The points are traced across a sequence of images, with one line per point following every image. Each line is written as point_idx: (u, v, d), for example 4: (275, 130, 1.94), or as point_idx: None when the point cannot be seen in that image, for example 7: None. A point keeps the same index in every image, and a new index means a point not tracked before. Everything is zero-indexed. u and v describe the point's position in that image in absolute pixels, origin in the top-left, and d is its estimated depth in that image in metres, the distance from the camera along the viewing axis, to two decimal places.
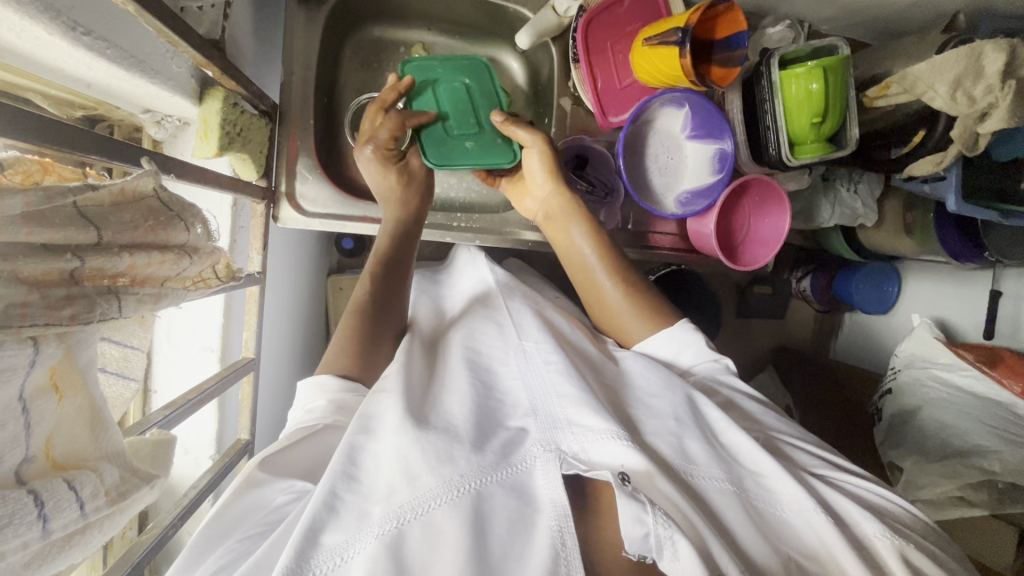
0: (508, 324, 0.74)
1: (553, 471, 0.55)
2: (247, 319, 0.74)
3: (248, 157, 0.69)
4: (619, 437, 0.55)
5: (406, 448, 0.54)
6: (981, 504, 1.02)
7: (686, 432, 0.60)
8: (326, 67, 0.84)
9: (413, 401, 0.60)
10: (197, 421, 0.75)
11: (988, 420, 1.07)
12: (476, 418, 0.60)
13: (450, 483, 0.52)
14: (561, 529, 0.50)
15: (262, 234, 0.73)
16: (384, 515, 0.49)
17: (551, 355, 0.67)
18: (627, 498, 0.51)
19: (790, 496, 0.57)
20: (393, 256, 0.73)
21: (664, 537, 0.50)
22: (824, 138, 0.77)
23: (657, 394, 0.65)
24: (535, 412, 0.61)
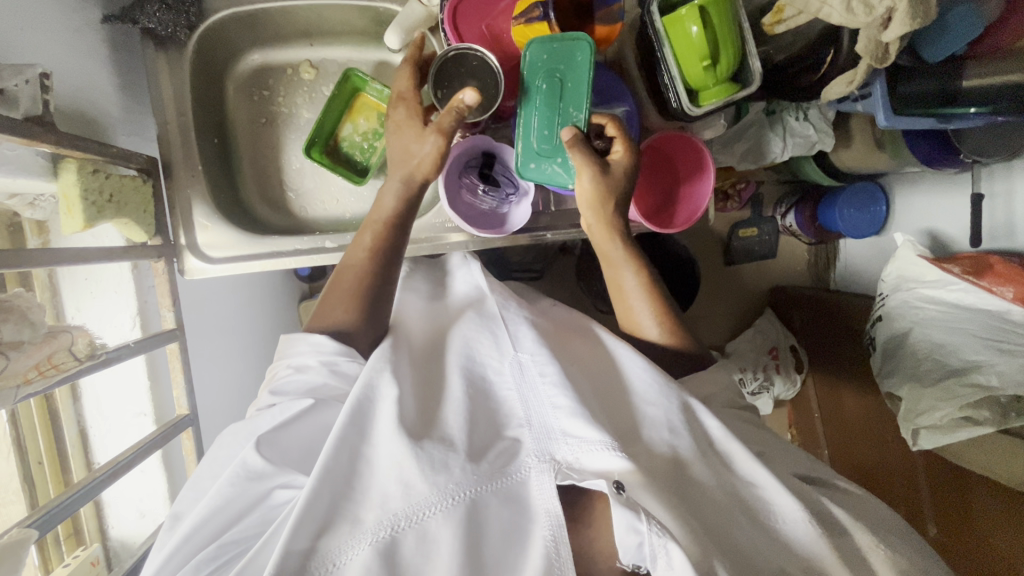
0: (504, 335, 0.70)
1: (547, 482, 0.56)
2: (173, 376, 0.74)
3: (129, 220, 0.68)
4: (614, 449, 0.57)
5: (400, 458, 0.55)
6: (987, 422, 0.94)
7: (680, 441, 0.61)
8: (208, 108, 0.81)
9: (409, 412, 0.60)
10: (149, 483, 0.76)
11: (981, 332, 1.00)
12: (470, 429, 0.60)
13: (445, 492, 0.53)
14: (555, 538, 0.52)
15: (168, 290, 0.73)
16: (378, 521, 0.52)
17: (545, 368, 0.65)
18: (623, 509, 0.52)
19: (784, 506, 0.59)
20: (393, 237, 0.71)
21: (658, 546, 0.51)
22: (727, 77, 0.72)
23: (651, 401, 0.63)
24: (529, 420, 0.61)
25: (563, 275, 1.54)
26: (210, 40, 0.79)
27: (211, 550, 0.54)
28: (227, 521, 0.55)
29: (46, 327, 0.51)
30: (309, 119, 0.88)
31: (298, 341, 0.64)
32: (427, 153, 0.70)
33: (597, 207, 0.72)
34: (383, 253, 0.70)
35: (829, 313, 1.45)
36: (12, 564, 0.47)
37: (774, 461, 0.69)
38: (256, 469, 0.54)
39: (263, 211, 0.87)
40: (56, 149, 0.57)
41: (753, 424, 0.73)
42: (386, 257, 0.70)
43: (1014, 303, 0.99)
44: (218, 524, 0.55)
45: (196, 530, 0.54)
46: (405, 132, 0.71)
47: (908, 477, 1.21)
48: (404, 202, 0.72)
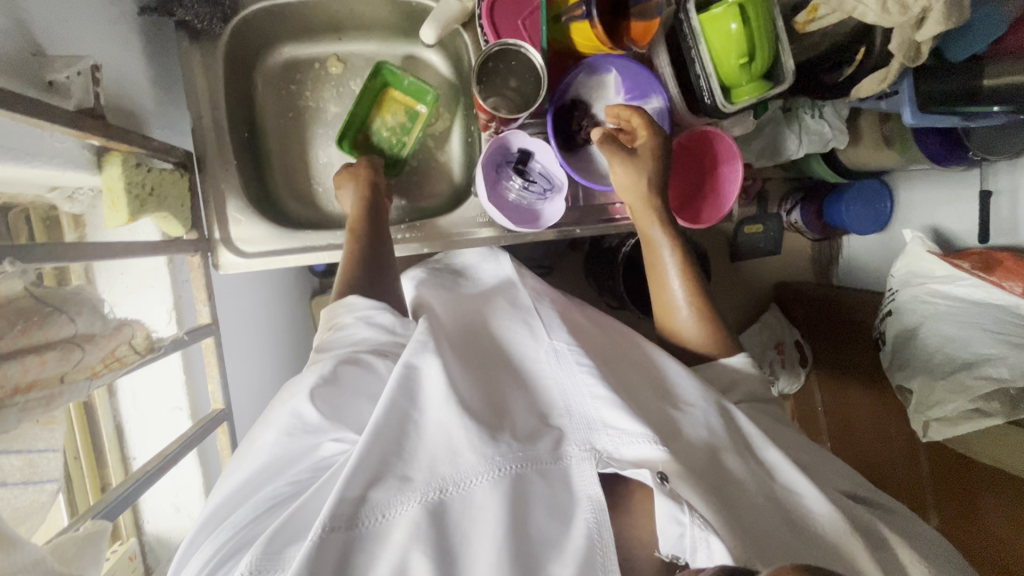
0: (539, 326, 0.70)
1: (588, 470, 0.56)
2: (209, 370, 0.74)
3: (169, 213, 0.68)
4: (654, 441, 0.57)
5: (451, 425, 0.55)
6: (997, 413, 0.97)
7: (721, 445, 0.63)
8: (238, 101, 0.81)
9: (459, 384, 0.60)
10: (183, 477, 0.76)
11: (992, 326, 1.03)
12: (515, 411, 0.60)
13: (492, 462, 0.53)
14: (597, 522, 0.52)
15: (204, 284, 0.73)
16: (429, 481, 0.52)
17: (583, 358, 0.65)
18: (665, 499, 0.51)
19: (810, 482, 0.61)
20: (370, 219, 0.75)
21: (699, 538, 0.50)
22: (760, 75, 0.73)
23: (690, 404, 0.66)
24: (571, 411, 0.60)
25: (572, 270, 1.56)
26: (243, 33, 0.79)
27: (269, 492, 0.54)
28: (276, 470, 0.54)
29: (113, 318, 0.51)
30: (337, 114, 0.88)
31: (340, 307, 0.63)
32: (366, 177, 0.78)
33: (646, 214, 0.75)
34: (375, 253, 0.71)
35: (834, 309, 1.47)
36: (92, 557, 0.47)
37: (810, 466, 0.69)
38: (308, 421, 0.53)
39: (291, 206, 0.87)
40: (104, 142, 0.57)
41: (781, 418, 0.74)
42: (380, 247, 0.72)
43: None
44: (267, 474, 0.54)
45: (254, 475, 0.54)
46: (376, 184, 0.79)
47: (913, 470, 1.23)
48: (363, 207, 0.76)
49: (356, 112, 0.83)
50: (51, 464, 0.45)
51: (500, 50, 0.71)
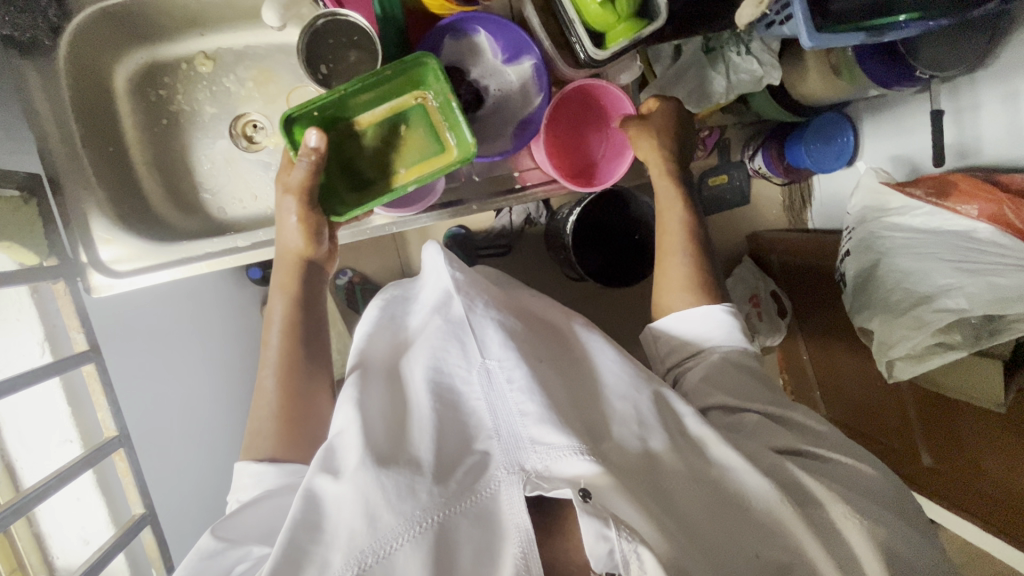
0: (472, 339, 0.65)
1: (517, 496, 0.53)
2: (96, 400, 0.71)
3: (13, 241, 0.64)
4: (580, 452, 0.55)
5: (367, 488, 0.52)
6: (961, 345, 0.89)
7: (650, 433, 0.60)
8: (93, 116, 0.77)
9: (375, 442, 0.57)
10: (91, 509, 0.74)
11: (948, 255, 0.93)
12: (437, 447, 0.57)
13: (412, 520, 0.51)
14: (524, 555, 0.49)
15: (75, 310, 0.69)
16: (344, 562, 0.49)
17: (514, 372, 0.62)
18: (589, 517, 0.49)
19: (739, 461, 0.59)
20: (308, 310, 0.69)
21: (629, 551, 0.49)
22: (632, 14, 0.67)
23: (623, 395, 0.64)
24: (499, 433, 0.58)
25: (533, 248, 1.38)
26: (81, 41, 0.74)
27: None
28: None
29: None
30: (212, 114, 0.83)
31: (240, 475, 0.60)
32: (295, 232, 0.67)
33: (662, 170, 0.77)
34: (311, 359, 0.68)
35: (806, 253, 1.35)
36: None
37: (751, 430, 0.66)
38: (209, 548, 0.54)
39: (173, 217, 0.82)
40: None
41: (711, 384, 0.69)
42: (319, 352, 0.69)
43: (979, 221, 0.91)
44: None
45: None
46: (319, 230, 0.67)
47: (906, 414, 1.13)
48: (298, 295, 0.69)
49: (334, 101, 0.64)
50: None
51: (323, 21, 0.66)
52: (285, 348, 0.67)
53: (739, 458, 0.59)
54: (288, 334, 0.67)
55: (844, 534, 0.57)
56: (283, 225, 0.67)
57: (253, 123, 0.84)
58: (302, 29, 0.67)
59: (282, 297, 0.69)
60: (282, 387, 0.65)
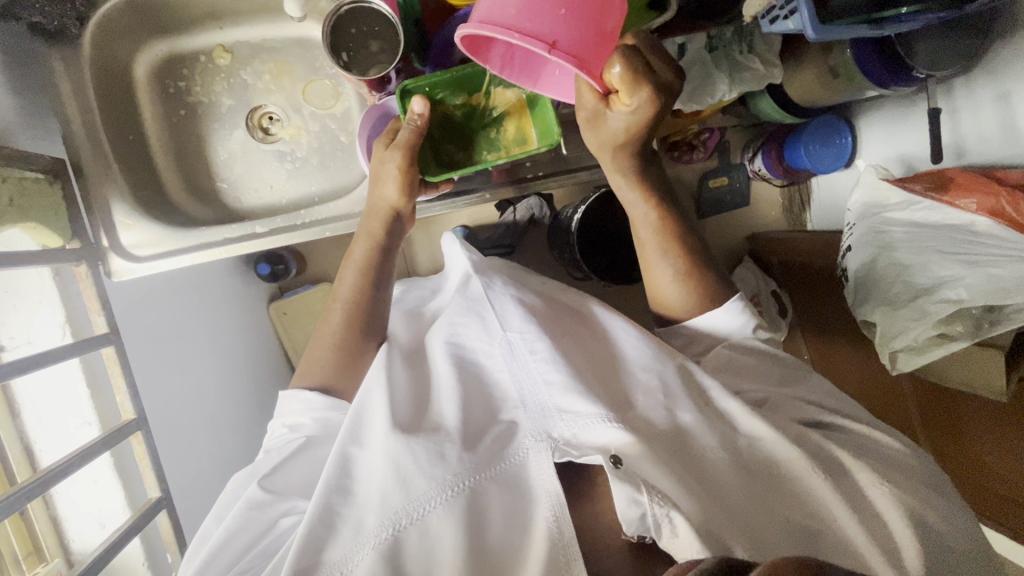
0: (490, 315, 0.69)
1: (545, 462, 0.56)
2: (114, 381, 0.72)
3: (38, 223, 0.65)
4: (609, 420, 0.57)
5: (396, 455, 0.56)
6: (962, 336, 0.90)
7: (676, 403, 0.61)
8: (116, 106, 0.79)
9: (400, 415, 0.62)
10: (106, 492, 0.75)
11: (944, 248, 0.95)
12: (463, 416, 0.60)
13: (443, 485, 0.55)
14: (556, 519, 0.53)
15: (96, 293, 0.70)
16: (379, 523, 0.53)
17: (536, 344, 0.64)
18: (622, 483, 0.53)
19: (764, 431, 0.61)
20: (380, 266, 0.73)
21: (661, 515, 0.53)
22: (645, 6, 0.69)
23: (645, 367, 0.65)
24: (525, 401, 0.61)
25: (537, 246, 1.41)
26: (105, 33, 0.76)
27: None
28: (238, 551, 0.60)
29: None
30: (230, 106, 0.85)
31: (291, 401, 0.68)
32: (388, 188, 0.70)
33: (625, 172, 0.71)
34: (374, 306, 0.72)
35: (807, 252, 1.37)
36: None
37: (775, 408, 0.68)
38: (257, 499, 0.61)
39: (191, 205, 0.84)
40: None
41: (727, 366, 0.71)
42: (381, 305, 0.73)
43: (977, 215, 0.92)
44: (232, 554, 0.60)
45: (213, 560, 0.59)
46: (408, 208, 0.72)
47: (905, 408, 1.15)
48: (375, 245, 0.73)
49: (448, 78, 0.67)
50: None
51: (350, 9, 0.69)
52: (355, 289, 0.72)
53: (753, 431, 0.61)
54: (360, 280, 0.72)
55: (865, 505, 0.58)
56: (376, 179, 0.70)
57: (269, 115, 0.85)
58: (327, 17, 0.70)
59: (365, 245, 0.73)
60: (345, 325, 0.70)
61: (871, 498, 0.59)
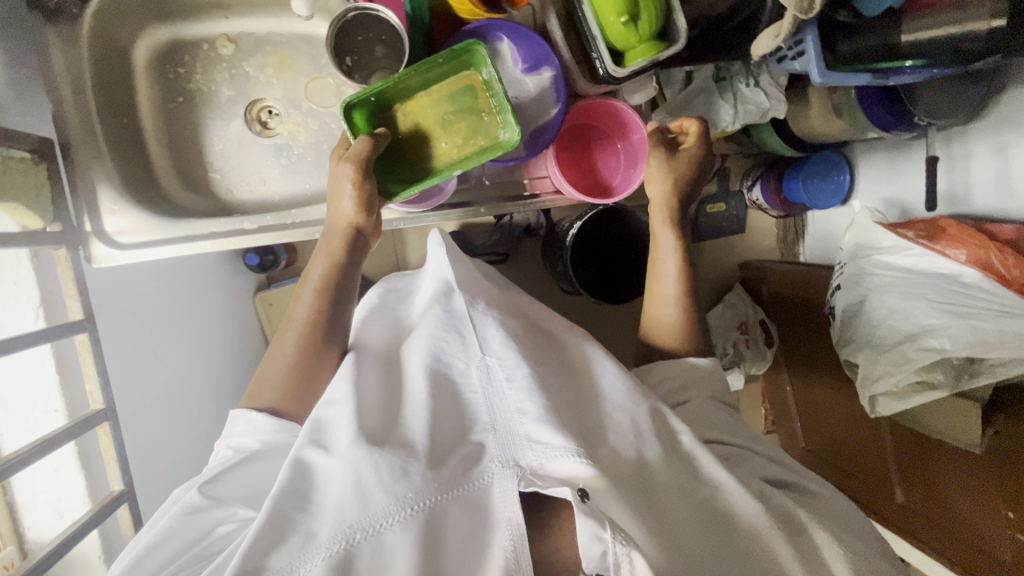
0: (471, 333, 0.69)
1: (509, 489, 0.54)
2: (85, 370, 0.70)
3: (19, 203, 0.64)
4: (577, 454, 0.56)
5: (359, 466, 0.54)
6: (942, 385, 0.90)
7: (646, 445, 0.61)
8: (113, 89, 0.77)
9: (369, 424, 0.59)
10: (67, 482, 0.73)
11: (932, 296, 0.95)
12: (432, 434, 0.59)
13: (403, 501, 0.52)
14: (515, 548, 0.51)
15: (74, 279, 0.69)
16: (333, 535, 0.50)
17: (514, 371, 0.64)
18: (586, 518, 0.52)
19: (728, 482, 0.60)
20: (339, 288, 0.70)
21: (621, 555, 0.52)
22: (652, 37, 0.69)
23: (619, 407, 0.64)
24: (494, 425, 0.60)
25: (530, 257, 1.40)
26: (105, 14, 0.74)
27: None
28: (169, 556, 0.57)
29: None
30: (229, 97, 0.83)
31: (237, 421, 0.65)
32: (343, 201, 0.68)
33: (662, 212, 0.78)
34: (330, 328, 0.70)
35: (797, 285, 1.37)
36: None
37: (744, 464, 0.66)
38: (193, 504, 0.58)
39: (180, 194, 0.82)
40: None
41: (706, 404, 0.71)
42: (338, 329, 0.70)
43: (966, 265, 0.92)
44: (163, 557, 0.58)
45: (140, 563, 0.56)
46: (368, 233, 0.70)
47: (883, 450, 1.15)
48: (335, 265, 0.70)
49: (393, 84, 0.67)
50: None
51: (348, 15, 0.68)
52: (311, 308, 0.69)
53: (726, 478, 0.61)
54: (317, 300, 0.69)
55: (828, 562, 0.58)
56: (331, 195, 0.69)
57: (268, 109, 0.84)
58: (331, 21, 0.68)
59: (324, 263, 0.70)
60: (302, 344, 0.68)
61: (824, 554, 0.59)
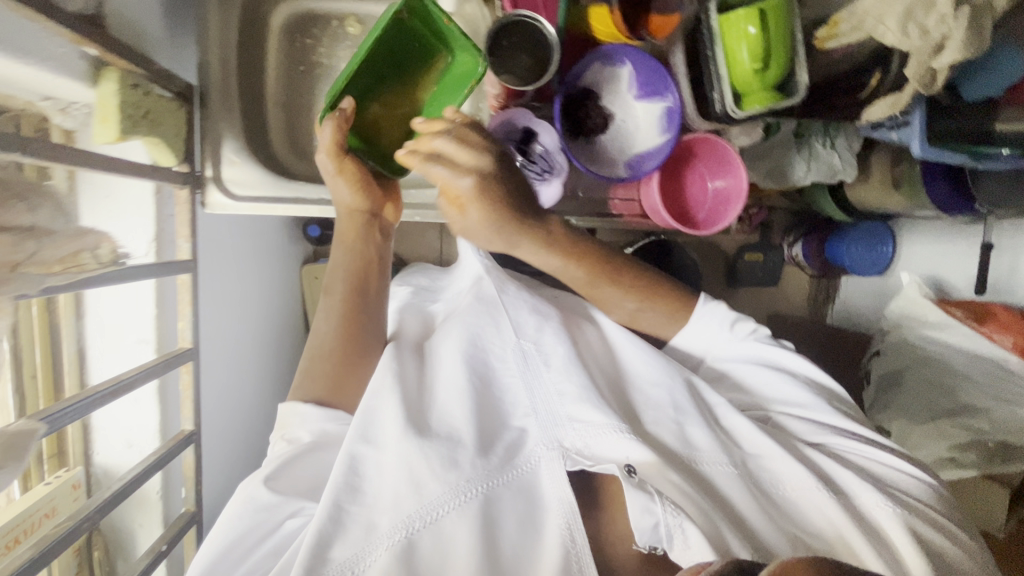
0: (506, 322, 0.72)
1: (557, 470, 0.61)
2: (181, 308, 0.73)
3: (161, 139, 0.67)
4: (623, 433, 0.62)
5: (409, 459, 0.58)
6: (971, 466, 0.94)
7: (686, 419, 0.68)
8: (249, 47, 0.80)
9: (414, 407, 0.64)
10: (139, 415, 0.74)
11: (976, 376, 0.98)
12: (477, 423, 0.63)
13: (456, 489, 0.58)
14: (569, 524, 0.58)
15: (189, 220, 0.72)
16: (394, 525, 0.55)
17: (551, 358, 0.69)
18: (636, 491, 0.57)
19: (791, 475, 0.65)
20: (364, 277, 0.72)
21: (673, 525, 0.56)
22: (773, 87, 0.72)
23: (655, 383, 0.71)
24: (536, 412, 0.65)
25: None
26: None
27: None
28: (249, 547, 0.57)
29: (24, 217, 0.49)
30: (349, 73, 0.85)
31: (285, 415, 0.65)
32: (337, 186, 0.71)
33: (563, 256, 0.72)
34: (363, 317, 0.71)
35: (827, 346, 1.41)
36: (17, 454, 0.45)
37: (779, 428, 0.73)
38: (262, 501, 0.58)
39: (287, 157, 0.84)
40: (102, 53, 0.55)
41: None
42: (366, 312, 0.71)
43: (1012, 352, 0.96)
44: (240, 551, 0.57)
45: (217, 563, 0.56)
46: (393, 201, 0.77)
47: None
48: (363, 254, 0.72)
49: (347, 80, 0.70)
50: None
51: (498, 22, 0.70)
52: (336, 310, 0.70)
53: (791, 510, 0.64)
54: (342, 302, 0.70)
55: None
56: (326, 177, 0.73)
57: None
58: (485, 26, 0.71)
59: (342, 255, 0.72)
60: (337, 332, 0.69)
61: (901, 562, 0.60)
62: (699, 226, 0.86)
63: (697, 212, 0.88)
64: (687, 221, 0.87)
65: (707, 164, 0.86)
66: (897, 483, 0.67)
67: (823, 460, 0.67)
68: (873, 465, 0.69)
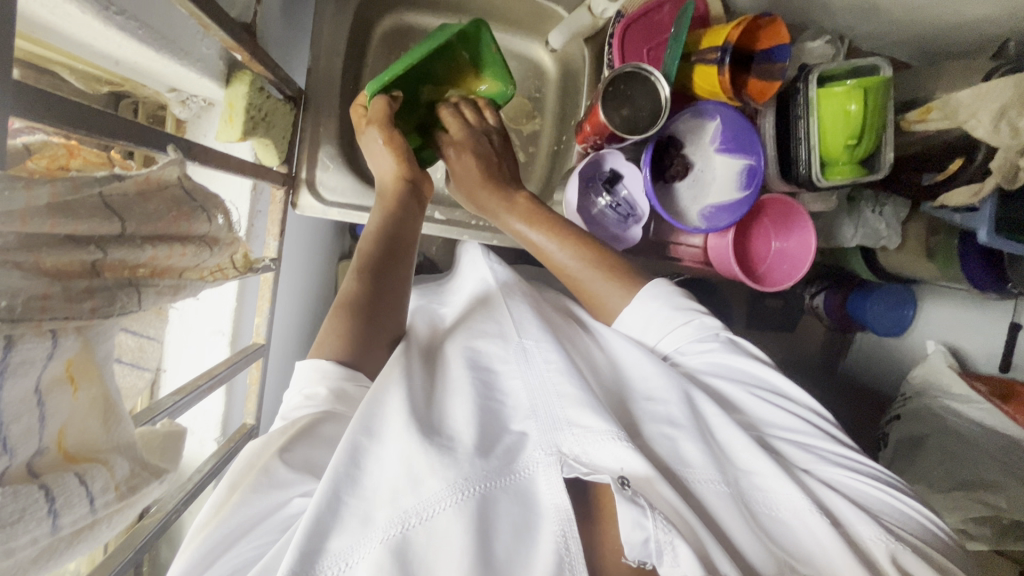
0: (508, 325, 0.67)
1: (554, 476, 0.51)
2: (260, 306, 0.72)
3: (270, 142, 0.68)
4: (619, 438, 0.52)
5: (410, 453, 0.50)
6: (982, 539, 0.91)
7: (682, 432, 0.56)
8: (354, 56, 0.82)
9: (417, 406, 0.56)
10: (204, 405, 0.74)
11: (993, 451, 0.97)
12: (480, 424, 0.55)
13: (454, 486, 0.48)
14: (565, 535, 0.47)
15: (280, 220, 0.72)
16: (389, 519, 0.46)
17: (551, 354, 0.62)
18: (625, 503, 0.48)
19: (788, 497, 0.53)
20: (392, 240, 0.65)
21: (664, 541, 0.47)
22: (858, 161, 0.75)
23: (656, 398, 0.59)
24: (537, 412, 0.56)
25: None
26: None
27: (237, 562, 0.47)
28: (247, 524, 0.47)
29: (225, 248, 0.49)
30: None
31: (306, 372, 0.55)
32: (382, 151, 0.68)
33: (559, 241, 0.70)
34: (384, 281, 0.62)
35: None
36: (170, 454, 0.42)
37: None
38: (280, 478, 0.48)
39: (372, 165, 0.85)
40: (246, 58, 0.57)
41: None
42: (386, 273, 0.63)
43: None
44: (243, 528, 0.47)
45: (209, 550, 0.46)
46: (465, 165, 0.74)
47: None
48: (391, 217, 0.67)
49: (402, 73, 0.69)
50: (154, 352, 0.44)
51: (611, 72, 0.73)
52: (359, 283, 0.61)
53: None
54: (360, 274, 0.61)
55: None
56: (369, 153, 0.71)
57: None
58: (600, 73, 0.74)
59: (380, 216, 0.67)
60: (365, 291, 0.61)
61: None
62: (761, 283, 0.88)
63: (758, 269, 0.88)
64: (752, 277, 0.87)
65: (773, 225, 0.88)
66: (899, 523, 0.54)
67: (823, 489, 0.55)
68: (879, 498, 0.56)
